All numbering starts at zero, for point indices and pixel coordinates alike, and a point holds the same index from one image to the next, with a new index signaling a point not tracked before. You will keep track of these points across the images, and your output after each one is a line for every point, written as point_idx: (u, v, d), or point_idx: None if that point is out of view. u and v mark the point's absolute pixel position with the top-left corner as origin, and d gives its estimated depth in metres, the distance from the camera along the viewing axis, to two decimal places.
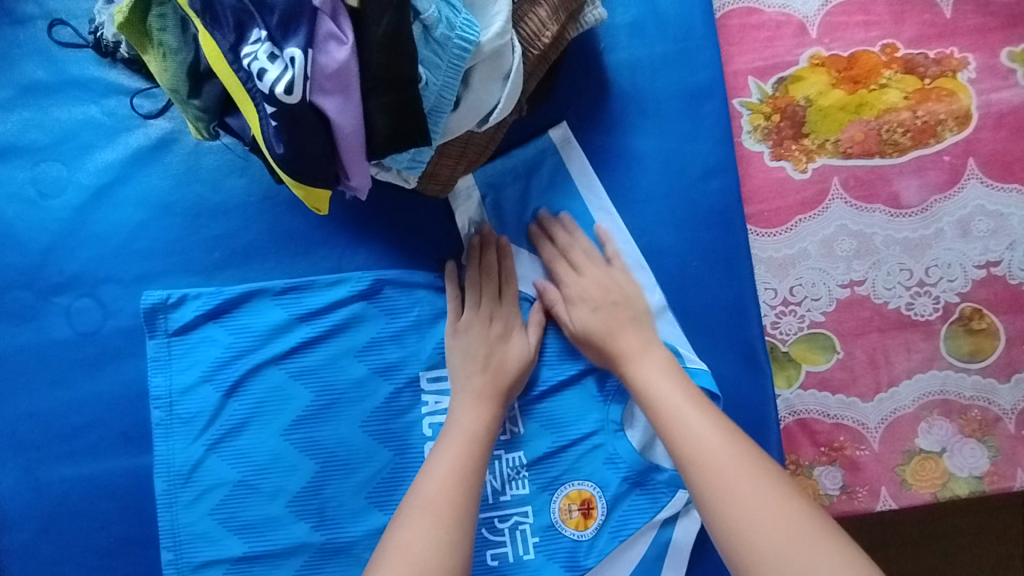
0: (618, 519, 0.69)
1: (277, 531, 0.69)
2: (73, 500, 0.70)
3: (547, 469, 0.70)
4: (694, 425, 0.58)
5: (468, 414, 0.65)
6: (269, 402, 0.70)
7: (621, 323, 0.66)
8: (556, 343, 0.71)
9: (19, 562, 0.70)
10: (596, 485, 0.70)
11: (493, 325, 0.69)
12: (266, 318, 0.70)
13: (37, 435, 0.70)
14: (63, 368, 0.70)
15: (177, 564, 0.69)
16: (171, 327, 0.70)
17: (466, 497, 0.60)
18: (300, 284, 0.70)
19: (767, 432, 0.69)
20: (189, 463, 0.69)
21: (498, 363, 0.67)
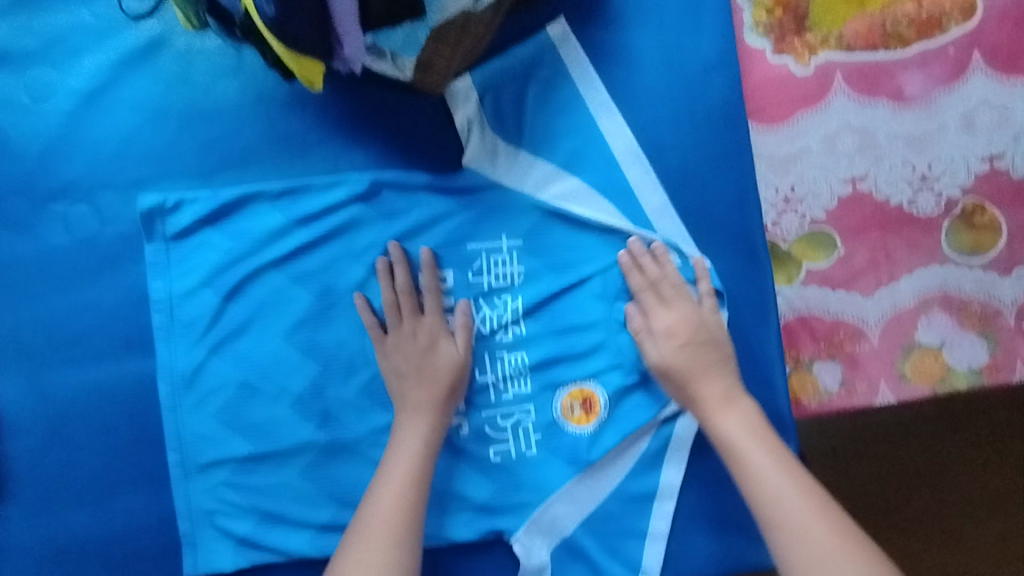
0: (619, 417, 0.70)
1: (281, 432, 0.70)
2: (78, 406, 0.70)
3: (548, 369, 0.70)
4: (802, 519, 0.57)
5: (410, 431, 0.65)
6: (269, 305, 0.70)
7: (708, 362, 0.66)
8: (556, 243, 0.71)
9: (28, 467, 0.70)
10: (598, 383, 0.70)
11: (417, 340, 0.68)
12: (264, 222, 0.70)
13: (37, 342, 0.70)
14: (62, 277, 0.70)
15: (183, 465, 0.69)
16: (169, 231, 0.69)
17: (407, 517, 0.61)
18: (297, 186, 0.70)
19: (766, 325, 0.70)
20: (191, 367, 0.69)
21: (431, 374, 0.67)
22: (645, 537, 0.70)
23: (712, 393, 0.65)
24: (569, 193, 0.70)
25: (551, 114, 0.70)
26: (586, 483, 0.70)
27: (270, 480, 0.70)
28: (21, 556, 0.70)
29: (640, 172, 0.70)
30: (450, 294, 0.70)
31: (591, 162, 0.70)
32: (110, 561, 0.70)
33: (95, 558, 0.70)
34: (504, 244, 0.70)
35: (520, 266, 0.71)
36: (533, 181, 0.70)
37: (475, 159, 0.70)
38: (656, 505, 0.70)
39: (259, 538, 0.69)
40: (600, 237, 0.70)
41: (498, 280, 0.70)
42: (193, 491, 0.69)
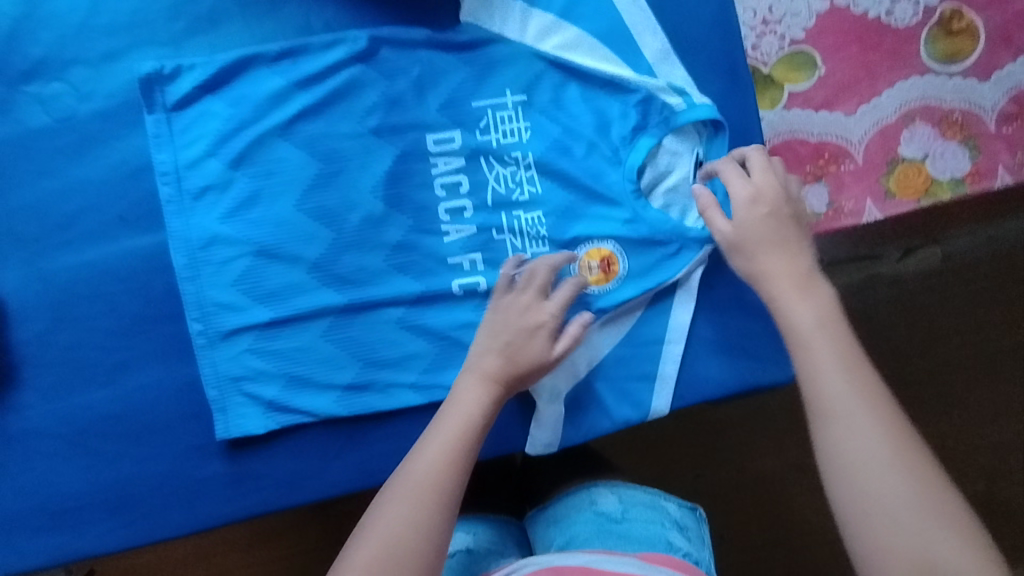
0: (637, 268, 0.70)
1: (301, 297, 0.70)
2: (82, 287, 0.71)
3: (563, 226, 0.70)
4: (870, 428, 0.49)
5: (470, 394, 0.60)
6: (281, 173, 0.70)
7: (786, 237, 0.60)
8: (559, 95, 0.71)
9: (39, 351, 0.72)
10: (615, 243, 0.70)
11: (524, 318, 0.64)
12: (265, 86, 0.69)
13: (33, 228, 0.70)
14: (47, 158, 0.70)
15: (207, 333, 0.70)
16: (169, 100, 0.68)
17: (453, 479, 0.55)
18: (295, 48, 0.69)
19: (748, 151, 0.70)
20: (206, 236, 0.69)
21: (515, 352, 0.62)
22: (656, 380, 0.72)
23: (788, 284, 0.57)
24: (570, 43, 0.70)
25: None
26: (603, 333, 0.71)
27: (293, 344, 0.70)
28: (44, 437, 0.72)
29: (638, 16, 0.70)
30: (458, 154, 0.70)
31: (590, 9, 0.70)
32: (133, 436, 0.72)
33: (119, 435, 0.72)
34: (509, 101, 0.70)
35: (526, 121, 0.71)
36: (532, 30, 0.70)
37: (473, 11, 0.71)
38: (665, 348, 0.72)
39: (287, 401, 0.70)
40: (601, 86, 0.70)
41: (506, 137, 0.71)
42: (210, 359, 0.70)
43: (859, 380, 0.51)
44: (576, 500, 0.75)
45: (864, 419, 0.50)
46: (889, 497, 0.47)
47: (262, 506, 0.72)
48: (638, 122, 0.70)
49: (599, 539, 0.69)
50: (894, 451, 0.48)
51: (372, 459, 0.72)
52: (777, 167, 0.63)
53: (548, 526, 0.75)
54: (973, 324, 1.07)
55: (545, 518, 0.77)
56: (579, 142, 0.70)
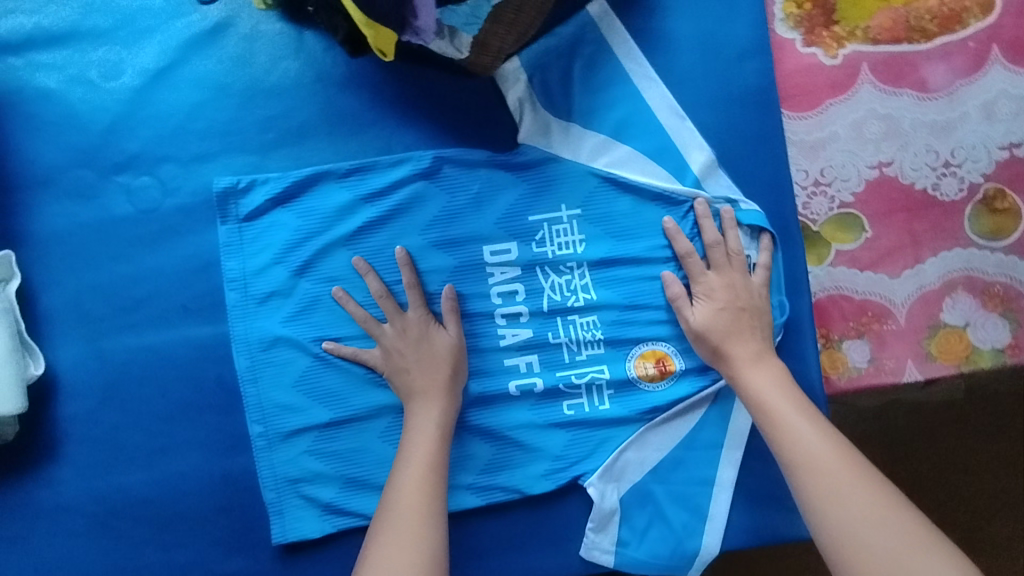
0: (692, 366, 0.72)
1: (357, 398, 0.72)
2: (135, 370, 0.73)
3: (619, 328, 0.72)
4: (830, 473, 0.59)
5: (424, 416, 0.68)
6: (339, 279, 0.73)
7: (743, 325, 0.68)
8: (613, 211, 0.72)
9: (82, 429, 0.73)
10: (668, 343, 0.72)
11: (409, 332, 0.70)
12: (333, 200, 0.73)
13: (100, 308, 0.73)
14: (125, 245, 0.73)
15: (267, 435, 0.72)
16: (242, 212, 0.73)
17: (430, 498, 0.64)
18: (364, 165, 0.73)
19: (799, 298, 0.72)
20: (268, 336, 0.73)
21: (431, 356, 0.69)
22: (713, 486, 0.71)
23: (744, 350, 0.67)
24: (624, 159, 0.72)
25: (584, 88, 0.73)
26: (659, 432, 0.72)
27: (350, 445, 0.72)
28: (73, 515, 0.73)
29: (687, 133, 0.72)
30: (514, 264, 0.73)
31: (639, 129, 0.72)
32: (161, 523, 0.73)
33: (147, 520, 0.73)
34: (563, 215, 0.73)
35: (580, 234, 0.73)
36: (586, 153, 0.72)
37: (531, 136, 0.73)
38: (723, 453, 0.71)
39: (344, 503, 0.72)
40: (654, 201, 0.72)
41: (561, 249, 0.73)
42: (257, 454, 0.72)
43: (812, 428, 0.62)
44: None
45: (825, 466, 0.59)
46: (858, 522, 0.56)
47: None
48: (692, 233, 0.71)
49: None
50: (854, 483, 0.58)
51: None
52: (732, 266, 0.69)
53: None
54: (1015, 455, 0.95)
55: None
56: (631, 252, 0.72)
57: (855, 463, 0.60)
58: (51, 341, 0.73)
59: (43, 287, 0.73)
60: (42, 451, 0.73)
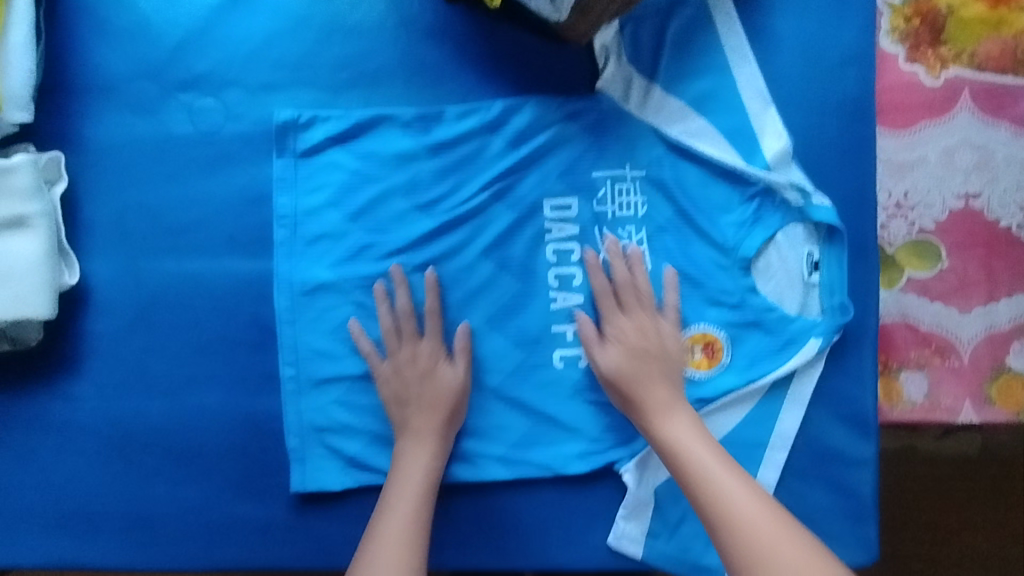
0: (739, 359, 0.69)
1: (399, 352, 0.70)
2: (172, 294, 0.70)
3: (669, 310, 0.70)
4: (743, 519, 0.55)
5: (412, 462, 0.66)
6: (392, 226, 0.70)
7: (652, 369, 0.66)
8: (680, 183, 0.69)
9: (109, 347, 0.70)
10: (721, 328, 0.69)
11: (417, 365, 0.68)
12: (393, 145, 0.70)
13: (143, 226, 0.70)
14: (179, 165, 0.70)
15: (298, 380, 0.70)
16: (299, 147, 0.70)
17: (417, 537, 0.62)
18: (431, 115, 0.70)
19: (866, 314, 0.69)
20: (313, 281, 0.70)
21: (430, 398, 0.68)
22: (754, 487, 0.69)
23: (659, 379, 0.66)
24: (699, 130, 0.69)
25: (675, 64, 0.69)
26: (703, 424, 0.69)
27: (383, 400, 0.70)
28: (86, 433, 0.70)
29: (770, 118, 0.68)
30: (573, 222, 0.70)
31: (720, 105, 0.69)
32: (175, 454, 0.70)
33: (160, 451, 0.70)
34: (628, 174, 0.70)
35: (643, 197, 0.70)
36: (661, 115, 0.69)
37: (608, 84, 0.70)
38: (768, 453, 0.69)
39: (367, 460, 0.69)
40: (720, 177, 0.69)
41: (622, 210, 0.70)
42: (286, 398, 0.69)
43: (722, 462, 0.59)
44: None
45: (732, 487, 0.57)
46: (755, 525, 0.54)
47: (289, 560, 0.69)
48: (754, 218, 0.68)
49: None
50: (765, 517, 0.55)
51: None
52: (624, 262, 0.69)
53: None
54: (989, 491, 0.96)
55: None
56: (692, 226, 0.69)
57: (773, 505, 0.56)
58: (88, 253, 0.70)
59: (88, 196, 0.70)
60: (64, 364, 0.70)
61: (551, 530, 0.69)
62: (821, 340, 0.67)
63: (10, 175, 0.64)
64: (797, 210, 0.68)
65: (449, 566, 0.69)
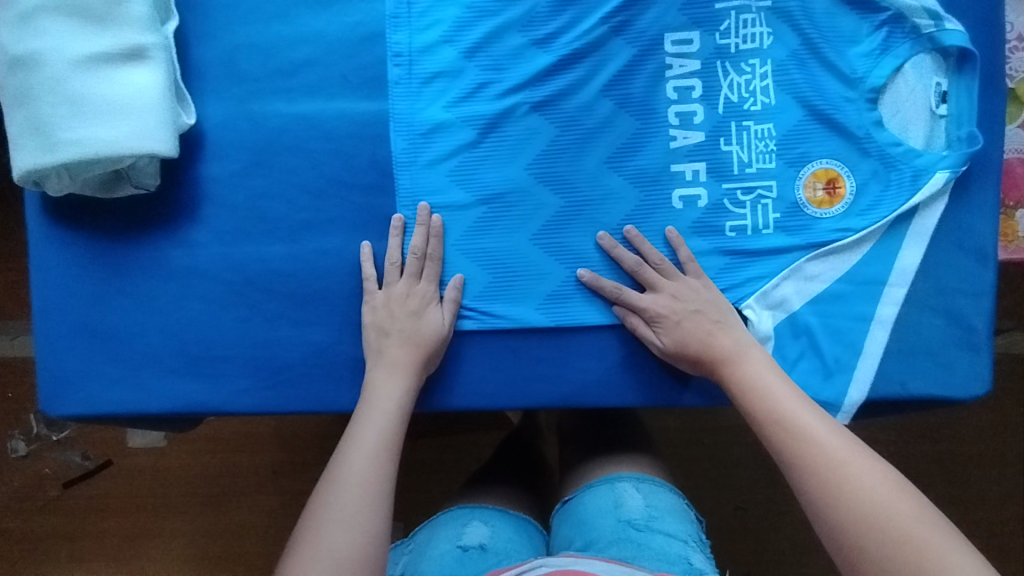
0: (863, 196, 0.69)
1: (517, 194, 0.70)
2: (287, 139, 0.69)
3: (794, 146, 0.69)
4: (828, 458, 0.55)
5: (387, 389, 0.64)
6: (509, 63, 0.69)
7: (704, 325, 0.65)
8: (807, 12, 0.68)
9: (226, 192, 0.70)
10: (845, 165, 0.69)
11: (409, 300, 0.67)
12: None
13: (256, 67, 0.69)
14: (291, 3, 0.69)
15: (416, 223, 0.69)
16: None
17: (382, 475, 0.59)
18: None
19: (991, 143, 0.68)
20: (429, 122, 0.69)
21: (415, 334, 0.66)
22: (872, 322, 0.69)
23: (733, 350, 0.64)
24: None
25: None
26: (822, 262, 0.69)
27: (501, 244, 0.70)
28: (206, 279, 0.70)
29: None
30: (694, 57, 0.69)
31: None
32: (294, 299, 0.70)
33: (281, 295, 0.70)
34: (753, 5, 0.68)
35: (768, 28, 0.68)
36: None
37: None
38: (886, 290, 0.69)
39: (486, 304, 0.70)
40: (848, 6, 0.68)
41: (745, 42, 0.68)
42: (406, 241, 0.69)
43: (818, 426, 0.58)
44: (599, 494, 0.77)
45: (837, 461, 0.55)
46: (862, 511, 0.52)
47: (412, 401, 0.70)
48: (883, 47, 0.67)
49: (616, 547, 0.71)
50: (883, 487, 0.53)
51: (529, 390, 0.70)
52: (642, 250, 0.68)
53: (565, 525, 0.77)
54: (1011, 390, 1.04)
55: (566, 514, 0.78)
56: (819, 59, 0.68)
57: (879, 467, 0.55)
58: (200, 96, 0.69)
59: (198, 38, 0.69)
60: (181, 211, 0.70)
61: (668, 367, 0.70)
62: (949, 172, 0.67)
63: (127, 3, 0.62)
64: (928, 38, 0.67)
65: (567, 402, 0.70)
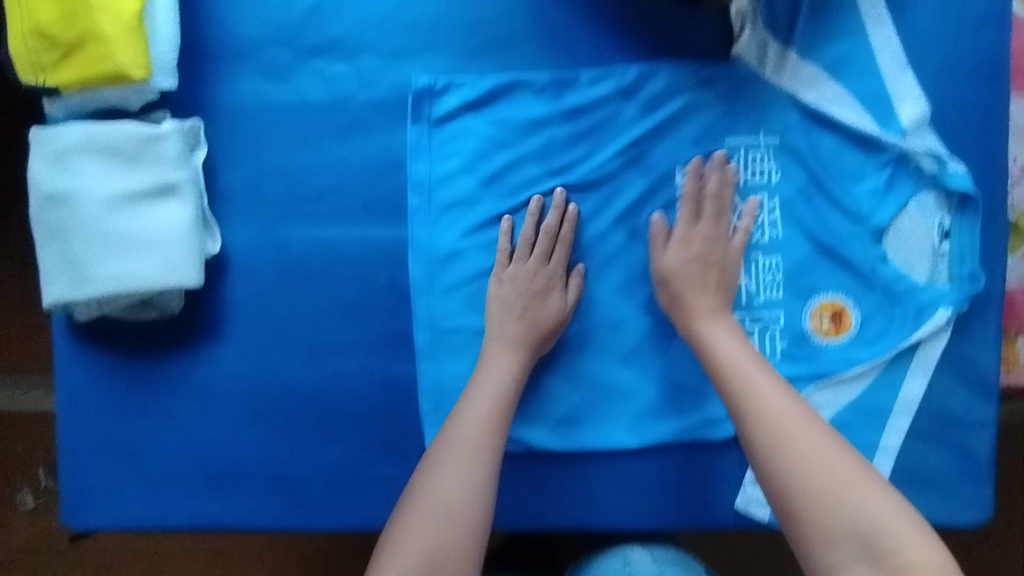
0: (867, 327, 0.71)
1: None
2: (309, 263, 0.71)
3: (800, 278, 0.71)
4: (785, 426, 0.57)
5: (499, 361, 0.67)
6: (525, 191, 0.71)
7: (710, 279, 0.68)
8: (815, 150, 0.70)
9: (249, 312, 0.72)
10: (850, 297, 0.71)
11: (535, 279, 0.69)
12: (526, 110, 0.71)
13: (280, 193, 0.71)
14: (314, 132, 0.71)
15: (432, 346, 0.71)
16: (433, 114, 0.71)
17: (490, 446, 0.63)
18: (565, 79, 0.70)
19: (994, 279, 0.70)
20: (447, 248, 0.71)
21: (533, 316, 0.68)
22: (876, 452, 0.70)
23: (701, 315, 0.67)
24: (836, 98, 0.69)
25: (810, 31, 0.69)
26: (829, 392, 0.70)
27: None
28: (228, 397, 0.72)
29: (908, 85, 0.68)
30: None
31: (856, 71, 0.69)
32: (313, 416, 0.72)
33: (301, 412, 0.72)
34: (761, 142, 0.70)
35: (777, 164, 0.70)
36: (798, 83, 0.69)
37: (745, 50, 0.69)
38: (890, 419, 0.70)
39: None
40: (855, 146, 0.69)
41: (754, 177, 0.70)
42: (423, 363, 0.71)
43: (765, 382, 0.61)
44: (606, 560, 0.72)
45: (778, 417, 0.58)
46: (805, 460, 0.55)
47: None
48: (888, 185, 0.69)
49: None
50: (816, 451, 0.55)
51: (541, 507, 0.72)
52: (717, 214, 0.69)
53: None
54: None
55: None
56: (826, 195, 0.70)
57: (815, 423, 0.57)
58: (226, 221, 0.71)
59: (225, 164, 0.71)
60: (205, 331, 0.72)
61: (676, 489, 0.72)
62: (949, 309, 0.69)
63: (160, 144, 0.65)
64: (931, 177, 0.69)
65: (582, 526, 0.72)
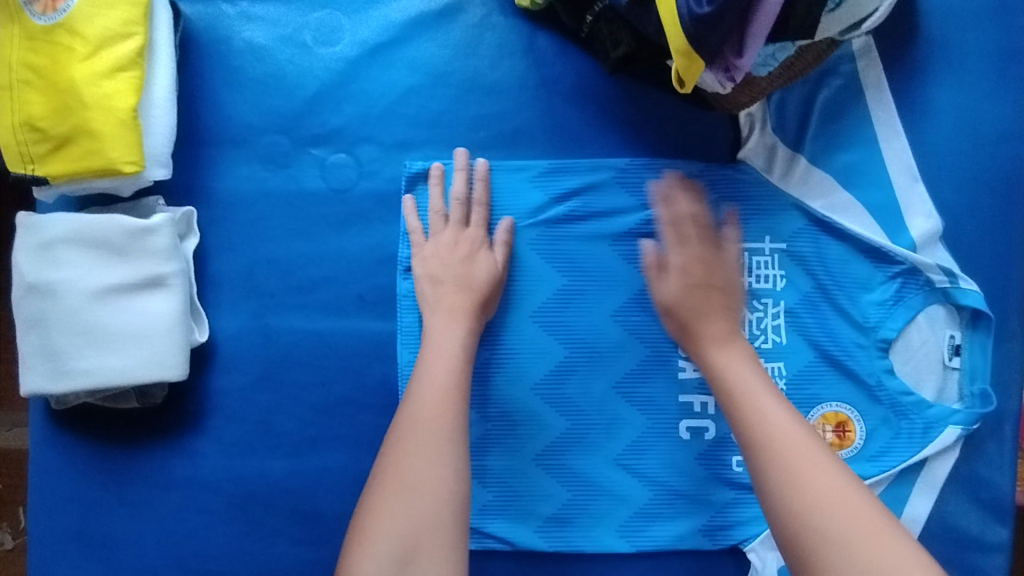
0: (873, 441, 0.68)
1: (525, 417, 0.69)
2: (298, 354, 0.69)
3: (804, 387, 0.68)
4: (792, 455, 0.50)
5: (443, 334, 0.63)
6: (522, 285, 0.69)
7: (714, 306, 0.61)
8: (822, 256, 0.68)
9: (234, 404, 0.69)
10: (854, 409, 0.68)
11: (459, 245, 0.67)
12: (527, 204, 0.69)
13: (273, 282, 0.69)
14: (310, 222, 0.69)
15: None
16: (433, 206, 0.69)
17: (455, 410, 0.59)
18: (569, 176, 0.69)
19: (1006, 398, 0.68)
20: None
21: (466, 279, 0.66)
22: None
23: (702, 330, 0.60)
24: (844, 206, 0.68)
25: (821, 137, 0.68)
26: None
27: (505, 466, 0.69)
28: (207, 491, 0.69)
29: (919, 199, 0.67)
30: None
31: (867, 180, 0.67)
32: (295, 514, 0.69)
33: (282, 509, 0.69)
34: (767, 247, 0.68)
35: (782, 270, 0.68)
36: (806, 190, 0.68)
37: (751, 155, 0.69)
38: None
39: (488, 530, 0.69)
40: (863, 254, 0.68)
41: (759, 282, 0.68)
42: None
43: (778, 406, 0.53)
44: None
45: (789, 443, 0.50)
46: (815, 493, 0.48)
47: None
48: (896, 297, 0.67)
49: None
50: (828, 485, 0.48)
51: None
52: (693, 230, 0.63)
53: None
54: None
55: None
56: (831, 303, 0.68)
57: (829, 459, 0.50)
58: (215, 309, 0.69)
59: (217, 251, 0.69)
60: (189, 420, 0.69)
61: None
62: (959, 427, 0.66)
63: (151, 235, 0.63)
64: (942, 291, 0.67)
65: None
